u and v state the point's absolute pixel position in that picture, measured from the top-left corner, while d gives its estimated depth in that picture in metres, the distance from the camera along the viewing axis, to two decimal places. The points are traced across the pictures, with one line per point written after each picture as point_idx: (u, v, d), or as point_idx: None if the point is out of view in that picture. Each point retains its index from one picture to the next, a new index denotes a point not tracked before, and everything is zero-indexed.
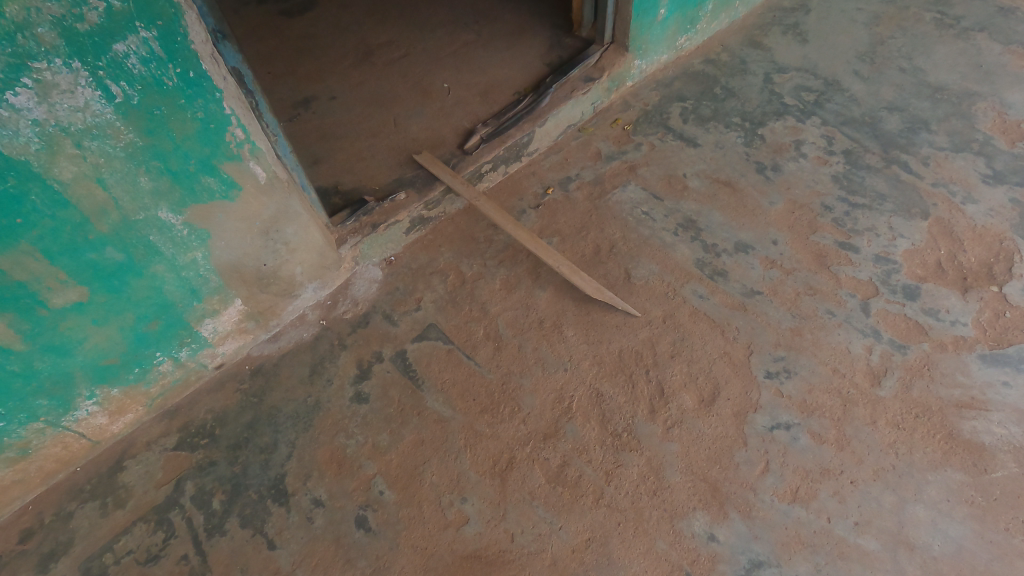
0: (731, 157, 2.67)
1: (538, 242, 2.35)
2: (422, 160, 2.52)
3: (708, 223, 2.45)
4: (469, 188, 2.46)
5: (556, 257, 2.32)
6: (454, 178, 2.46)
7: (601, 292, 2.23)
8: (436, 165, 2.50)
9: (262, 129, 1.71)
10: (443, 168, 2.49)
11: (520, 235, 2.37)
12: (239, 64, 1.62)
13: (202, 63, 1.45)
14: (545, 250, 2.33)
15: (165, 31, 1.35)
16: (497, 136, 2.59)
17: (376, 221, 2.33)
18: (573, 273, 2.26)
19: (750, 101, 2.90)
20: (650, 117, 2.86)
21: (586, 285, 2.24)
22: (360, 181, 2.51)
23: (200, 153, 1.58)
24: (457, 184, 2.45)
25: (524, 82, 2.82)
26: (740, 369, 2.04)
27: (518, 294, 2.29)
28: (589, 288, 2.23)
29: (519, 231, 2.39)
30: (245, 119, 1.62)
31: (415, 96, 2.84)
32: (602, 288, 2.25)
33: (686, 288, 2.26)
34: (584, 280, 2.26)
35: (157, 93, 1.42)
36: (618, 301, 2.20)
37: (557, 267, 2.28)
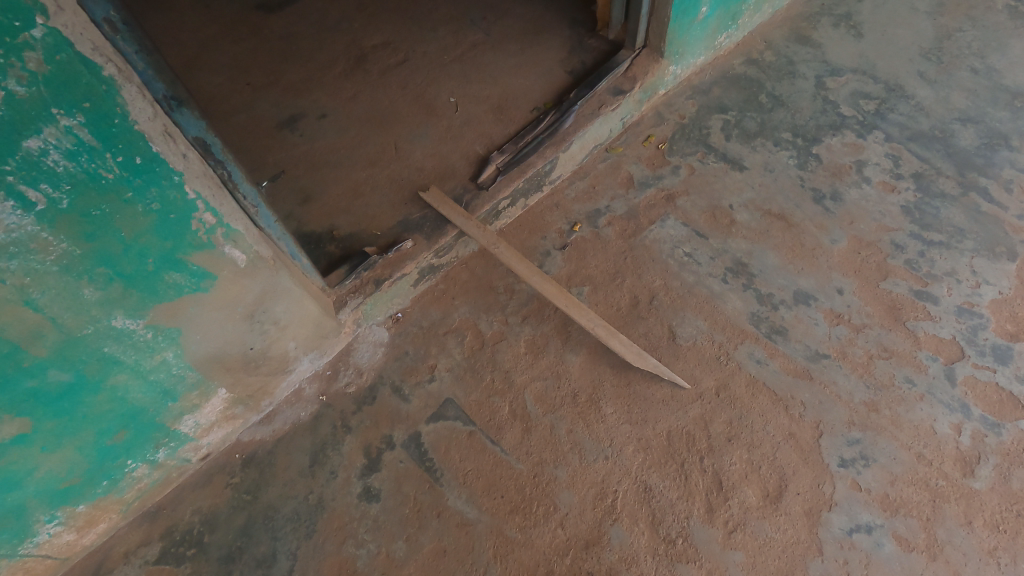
0: (783, 182, 2.32)
1: (569, 297, 2.02)
2: (430, 198, 2.17)
3: (761, 267, 2.12)
4: (486, 231, 2.11)
5: (589, 315, 2.00)
6: (467, 220, 2.11)
7: (644, 360, 1.92)
8: (447, 205, 2.15)
9: (237, 205, 1.37)
10: (454, 208, 2.14)
11: (546, 288, 2.04)
12: (203, 130, 1.26)
13: (152, 144, 1.10)
14: (577, 307, 2.01)
15: (95, 115, 1.01)
16: (515, 165, 2.23)
17: (380, 276, 2.00)
18: (611, 336, 1.96)
19: (801, 112, 2.53)
20: (688, 132, 2.50)
21: (626, 350, 1.94)
22: (358, 223, 2.16)
23: (160, 248, 1.25)
24: (471, 227, 2.10)
25: (543, 95, 2.44)
26: (809, 455, 1.76)
27: (547, 360, 1.99)
28: (630, 356, 1.93)
29: (546, 282, 2.05)
30: (214, 201, 1.28)
31: (418, 114, 2.46)
32: (644, 353, 1.94)
33: (741, 351, 1.96)
34: (624, 345, 1.95)
35: (95, 190, 1.08)
36: (664, 370, 1.91)
37: (592, 329, 1.98)
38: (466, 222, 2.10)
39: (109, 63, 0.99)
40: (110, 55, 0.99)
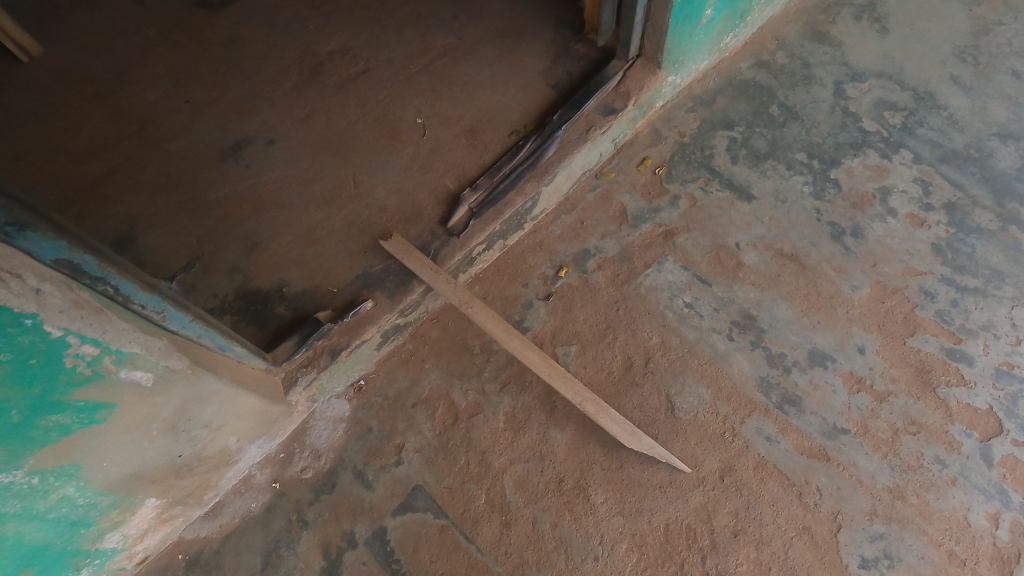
0: (797, 215, 2.04)
1: (553, 365, 1.78)
2: (393, 247, 1.89)
3: (772, 320, 1.87)
4: (457, 288, 1.84)
5: (576, 387, 1.76)
6: (436, 274, 1.84)
7: (639, 441, 1.69)
8: (413, 256, 1.86)
9: (132, 321, 1.10)
10: (421, 261, 1.86)
11: (527, 354, 1.79)
12: (66, 247, 0.98)
13: None
14: (562, 378, 1.76)
15: None
16: (491, 204, 1.94)
17: (336, 347, 1.75)
18: (600, 413, 1.72)
19: (818, 126, 2.21)
20: (688, 154, 2.19)
21: (618, 428, 1.71)
22: (311, 278, 1.88)
23: (25, 398, 0.98)
24: (441, 284, 1.83)
25: (523, 115, 2.12)
26: (825, 554, 1.55)
27: (528, 438, 1.75)
28: (622, 436, 1.69)
29: (526, 349, 1.80)
30: (94, 331, 1.01)
31: (380, 139, 2.14)
32: (638, 431, 1.71)
33: (749, 426, 1.72)
34: (615, 422, 1.71)
35: None
36: (661, 452, 1.68)
37: (579, 403, 1.74)
38: (435, 278, 1.83)
39: None
40: None
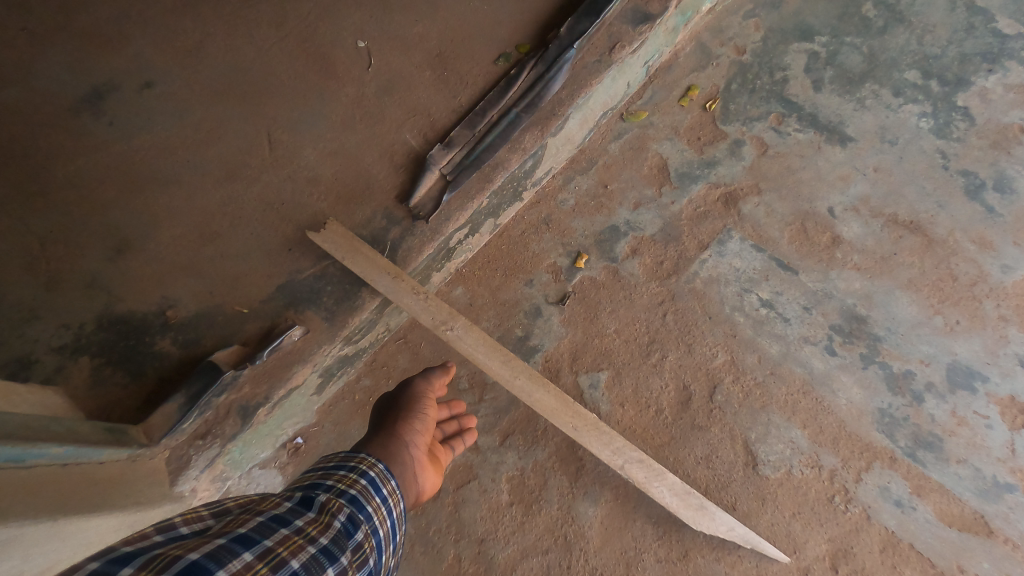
0: (914, 162, 1.42)
1: (580, 412, 1.17)
2: (329, 243, 1.25)
3: (890, 323, 1.29)
4: (431, 302, 1.23)
5: (619, 440, 1.16)
6: (397, 282, 1.22)
7: (712, 520, 1.13)
8: (359, 256, 1.23)
9: None
10: (374, 262, 1.23)
11: (543, 403, 1.17)
12: None
13: None
14: (595, 432, 1.16)
15: None
16: (473, 169, 1.30)
17: (250, 401, 1.15)
18: (655, 481, 1.14)
19: (935, 30, 1.54)
20: (752, 79, 1.54)
21: (681, 501, 1.14)
22: (208, 292, 1.26)
23: None
24: (405, 297, 1.22)
25: (513, 31, 1.44)
26: None
27: (546, 517, 1.20)
28: (687, 515, 1.13)
29: (539, 390, 1.18)
30: None
31: (305, 75, 1.43)
32: (710, 505, 1.14)
33: (868, 486, 1.18)
34: (676, 493, 1.14)
35: None
36: (745, 537, 1.13)
37: (621, 468, 1.15)
38: (397, 286, 1.22)
39: None
40: None
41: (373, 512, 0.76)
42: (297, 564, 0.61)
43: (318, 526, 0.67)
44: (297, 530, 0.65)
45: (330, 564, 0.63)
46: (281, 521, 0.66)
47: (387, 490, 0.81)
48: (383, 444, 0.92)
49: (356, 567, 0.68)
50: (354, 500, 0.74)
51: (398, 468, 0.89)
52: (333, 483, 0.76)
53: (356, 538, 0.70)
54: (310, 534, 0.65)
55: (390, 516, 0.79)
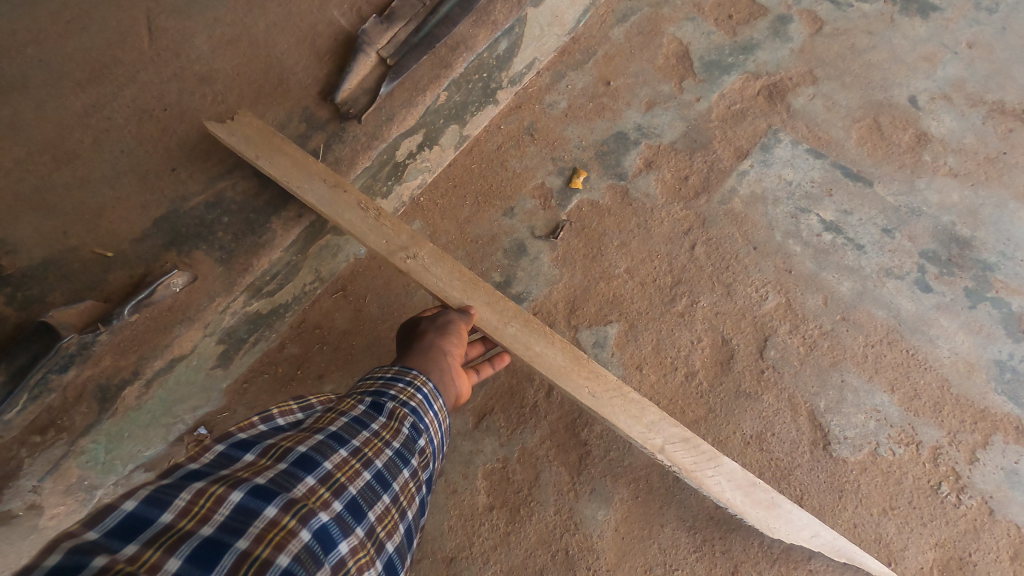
0: (1023, 34, 1.06)
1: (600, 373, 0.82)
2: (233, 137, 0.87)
3: (1005, 246, 0.94)
4: (384, 221, 0.87)
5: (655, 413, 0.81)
6: (335, 191, 0.86)
7: (790, 523, 0.79)
8: (281, 153, 0.87)
9: None
10: (305, 164, 0.87)
11: (552, 363, 0.81)
12: None
13: None
14: (621, 400, 0.81)
15: None
16: (423, 50, 0.93)
17: (112, 376, 0.81)
18: (711, 469, 0.79)
19: None
20: None
21: (745, 499, 0.80)
22: (48, 230, 0.86)
23: None
24: (347, 210, 0.86)
25: None
26: None
27: (539, 524, 0.87)
28: (754, 518, 0.79)
29: (541, 340, 0.82)
30: None
31: None
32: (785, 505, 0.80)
33: (987, 466, 0.84)
34: (737, 487, 0.80)
35: None
36: (842, 549, 0.79)
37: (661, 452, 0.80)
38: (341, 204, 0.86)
39: None
40: None
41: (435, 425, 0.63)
42: (382, 465, 0.54)
43: (394, 430, 0.58)
44: (375, 432, 0.56)
45: (406, 466, 0.56)
46: (358, 421, 0.56)
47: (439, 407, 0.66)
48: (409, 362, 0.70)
49: (422, 470, 0.59)
50: (418, 408, 0.62)
51: (439, 382, 0.70)
52: (396, 390, 0.63)
53: (424, 444, 0.61)
54: (387, 436, 0.57)
55: (444, 430, 0.66)
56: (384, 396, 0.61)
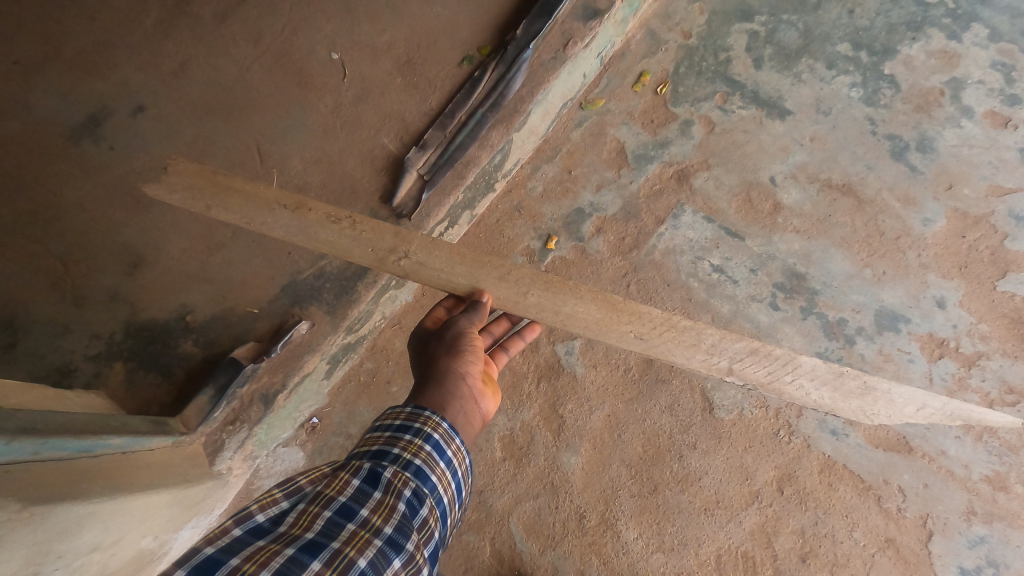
0: (846, 130, 1.57)
1: (635, 309, 1.22)
2: (181, 197, 1.34)
3: (827, 277, 1.46)
4: (361, 227, 1.25)
5: (723, 339, 1.21)
6: (300, 214, 1.26)
7: (911, 389, 1.22)
8: (223, 201, 1.30)
9: None
10: (254, 206, 1.28)
11: (589, 314, 1.20)
12: None
13: None
14: (672, 331, 1.20)
15: None
16: (446, 168, 1.44)
17: (269, 388, 1.33)
18: (789, 372, 1.19)
19: (864, 4, 1.67)
20: (699, 60, 1.66)
21: (836, 391, 1.21)
22: (219, 296, 1.41)
23: None
24: (322, 231, 1.25)
25: (475, 32, 1.57)
26: (916, 571, 1.27)
27: (534, 467, 1.39)
28: (849, 401, 1.20)
29: (571, 301, 1.21)
30: None
31: (284, 89, 1.57)
32: (880, 387, 1.21)
33: (809, 419, 1.36)
34: (824, 385, 1.21)
35: None
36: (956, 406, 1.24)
37: (728, 373, 1.20)
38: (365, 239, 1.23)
39: None
40: None
41: (435, 483, 0.86)
42: (366, 560, 0.71)
43: (386, 509, 0.78)
44: (365, 523, 0.75)
45: (395, 554, 0.73)
46: (346, 518, 0.74)
47: (449, 453, 0.91)
48: (441, 397, 1.02)
49: (421, 545, 0.78)
50: (415, 477, 0.83)
51: (467, 400, 1.05)
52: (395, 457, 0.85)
53: (421, 513, 0.81)
54: (371, 529, 0.74)
55: (446, 487, 0.88)
56: (379, 474, 0.81)
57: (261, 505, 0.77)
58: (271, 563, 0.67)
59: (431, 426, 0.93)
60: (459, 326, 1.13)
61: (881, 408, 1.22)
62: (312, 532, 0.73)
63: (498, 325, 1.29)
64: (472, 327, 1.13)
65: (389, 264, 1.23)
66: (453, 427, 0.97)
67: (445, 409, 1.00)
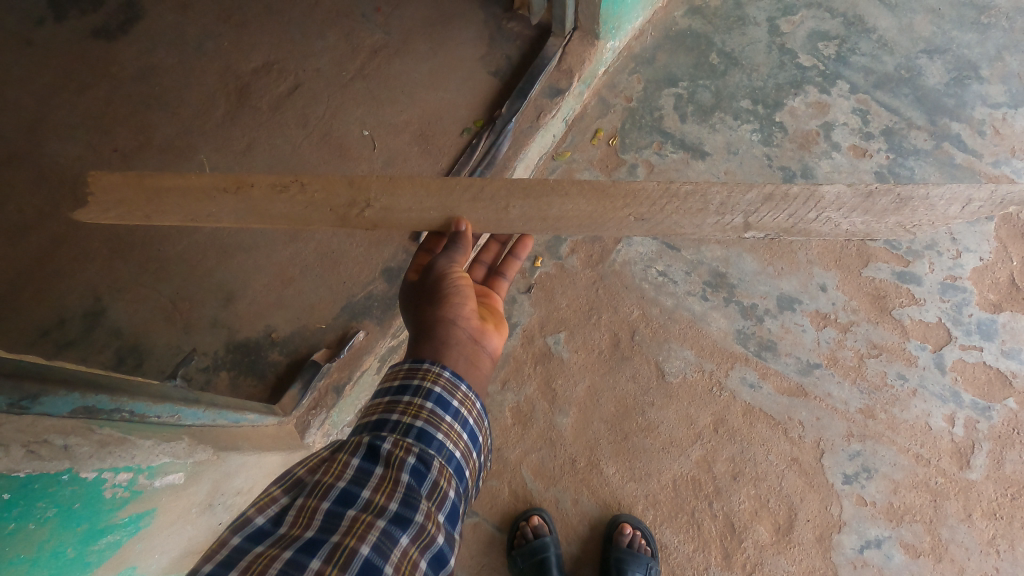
0: (750, 165, 2.12)
1: (627, 192, 1.39)
2: (118, 214, 1.43)
3: (741, 274, 1.99)
4: (310, 187, 1.43)
5: (733, 196, 1.39)
6: (243, 189, 1.43)
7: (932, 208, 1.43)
8: (166, 202, 1.43)
9: (157, 428, 1.17)
10: (199, 200, 1.43)
11: (578, 210, 1.39)
12: (111, 399, 1.05)
13: (65, 466, 0.92)
14: (680, 199, 1.40)
15: (13, 503, 0.86)
16: None
17: (339, 381, 1.81)
18: (811, 212, 1.39)
19: (758, 70, 2.24)
20: (639, 119, 2.21)
21: (871, 214, 1.41)
22: (297, 318, 1.91)
23: (87, 532, 1.02)
24: (271, 204, 1.42)
25: (471, 110, 2.11)
26: (814, 479, 1.77)
27: (537, 428, 1.88)
28: (887, 222, 1.40)
29: (553, 208, 1.39)
30: (138, 436, 1.10)
31: (330, 159, 2.08)
32: (916, 196, 1.42)
33: (733, 377, 1.88)
34: (855, 211, 1.40)
35: (21, 557, 0.90)
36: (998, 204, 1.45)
37: (746, 228, 1.39)
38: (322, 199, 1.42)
39: (33, 442, 0.86)
40: (24, 439, 0.85)
41: (442, 442, 1.04)
42: (373, 542, 0.85)
43: (387, 486, 0.94)
44: (364, 507, 0.90)
45: (402, 535, 0.88)
46: (351, 506, 0.90)
47: (454, 405, 1.10)
48: (437, 348, 1.18)
49: (437, 512, 0.96)
50: (420, 448, 1.01)
51: (460, 343, 1.20)
52: (397, 419, 1.05)
53: (431, 480, 0.99)
54: (371, 517, 0.89)
55: (453, 448, 1.06)
56: (379, 455, 0.99)
57: (264, 508, 0.93)
58: (271, 568, 0.80)
59: (429, 381, 1.11)
60: (443, 273, 1.28)
61: (924, 215, 1.43)
62: (312, 529, 0.87)
63: (486, 254, 1.57)
64: (455, 270, 1.29)
65: (353, 218, 1.41)
66: (455, 374, 1.15)
67: (441, 361, 1.16)
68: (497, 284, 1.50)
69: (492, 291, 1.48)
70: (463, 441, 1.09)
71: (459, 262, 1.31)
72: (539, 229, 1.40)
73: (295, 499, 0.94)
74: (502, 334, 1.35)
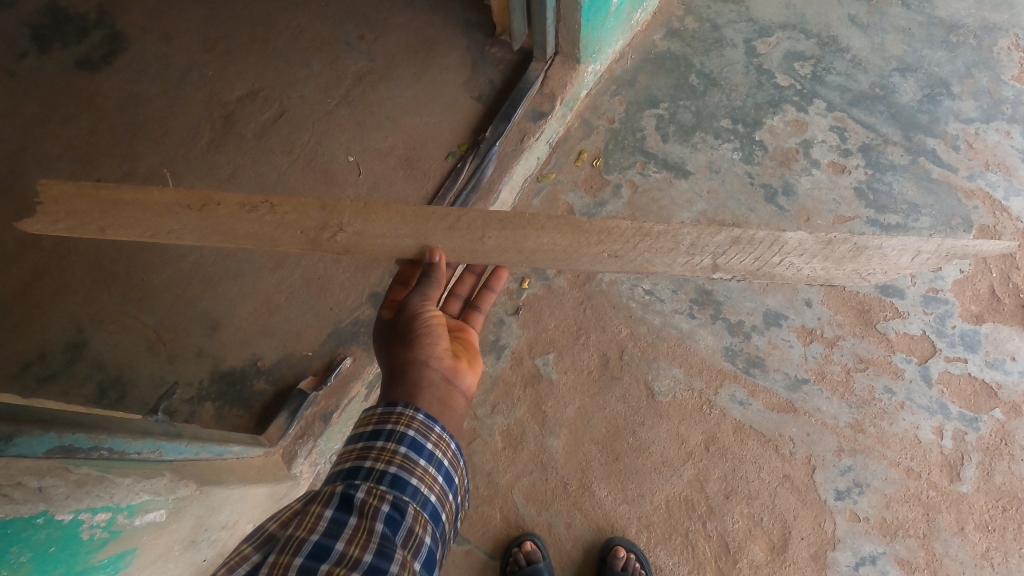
0: (732, 183, 2.15)
1: (601, 230, 1.41)
2: (68, 225, 1.42)
3: (726, 292, 2.00)
4: (279, 210, 1.43)
5: (702, 236, 1.40)
6: (211, 208, 1.42)
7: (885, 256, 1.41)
8: (126, 215, 1.42)
9: (138, 467, 1.14)
10: (160, 216, 1.43)
11: (553, 243, 1.40)
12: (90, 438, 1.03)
13: (39, 510, 0.90)
14: (662, 228, 1.41)
15: None
16: None
17: (326, 409, 1.79)
18: (774, 257, 1.39)
19: (737, 90, 2.29)
20: (622, 140, 2.24)
21: (828, 261, 1.40)
22: (283, 345, 1.90)
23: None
24: (237, 224, 1.41)
25: (455, 134, 2.13)
26: (806, 496, 1.76)
27: (528, 451, 1.86)
28: (843, 270, 1.39)
29: (531, 237, 1.40)
30: (117, 471, 1.07)
31: (315, 185, 2.09)
32: (870, 245, 1.41)
33: (722, 395, 1.88)
34: (814, 257, 1.40)
35: None
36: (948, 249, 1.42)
37: (715, 269, 1.39)
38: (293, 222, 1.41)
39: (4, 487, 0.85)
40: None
41: (416, 487, 1.03)
42: None
43: (360, 538, 0.91)
44: (339, 560, 0.86)
45: None
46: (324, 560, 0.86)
47: (428, 448, 1.09)
48: (410, 390, 1.17)
49: (413, 559, 0.94)
50: (395, 495, 1.00)
51: (435, 383, 1.20)
52: (371, 466, 1.04)
53: (405, 526, 0.97)
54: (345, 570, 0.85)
55: (427, 492, 1.05)
56: (353, 505, 0.96)
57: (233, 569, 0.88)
58: None
59: (403, 424, 1.10)
60: (415, 311, 1.27)
61: (877, 265, 1.41)
62: None
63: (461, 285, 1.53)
64: (428, 307, 1.29)
65: (324, 242, 1.40)
66: (429, 416, 1.14)
67: (414, 403, 1.15)
68: (473, 317, 1.51)
69: (468, 325, 1.48)
70: (438, 485, 1.08)
71: (433, 298, 1.30)
72: (515, 260, 1.39)
73: (263, 560, 0.89)
74: (476, 370, 1.34)
